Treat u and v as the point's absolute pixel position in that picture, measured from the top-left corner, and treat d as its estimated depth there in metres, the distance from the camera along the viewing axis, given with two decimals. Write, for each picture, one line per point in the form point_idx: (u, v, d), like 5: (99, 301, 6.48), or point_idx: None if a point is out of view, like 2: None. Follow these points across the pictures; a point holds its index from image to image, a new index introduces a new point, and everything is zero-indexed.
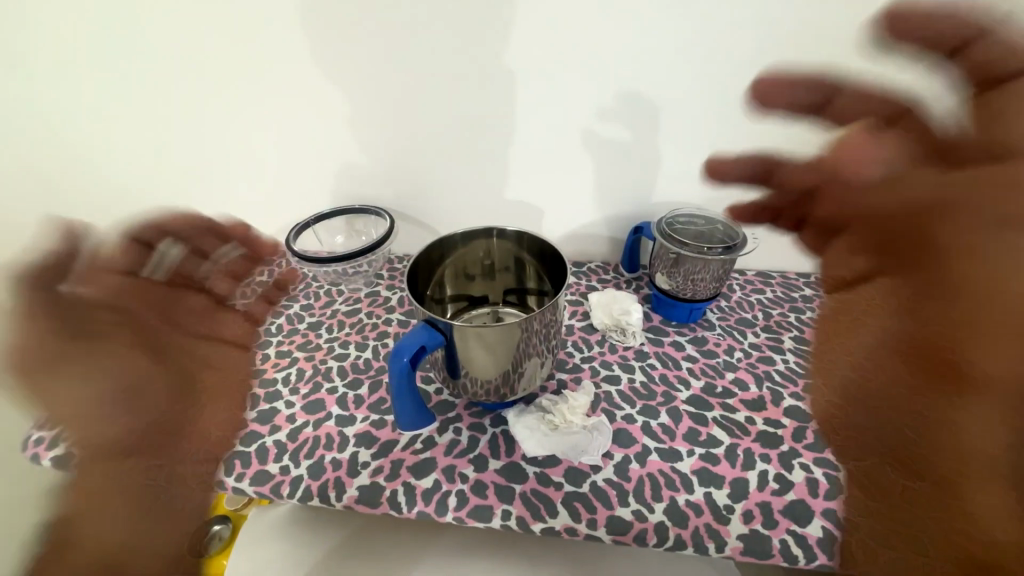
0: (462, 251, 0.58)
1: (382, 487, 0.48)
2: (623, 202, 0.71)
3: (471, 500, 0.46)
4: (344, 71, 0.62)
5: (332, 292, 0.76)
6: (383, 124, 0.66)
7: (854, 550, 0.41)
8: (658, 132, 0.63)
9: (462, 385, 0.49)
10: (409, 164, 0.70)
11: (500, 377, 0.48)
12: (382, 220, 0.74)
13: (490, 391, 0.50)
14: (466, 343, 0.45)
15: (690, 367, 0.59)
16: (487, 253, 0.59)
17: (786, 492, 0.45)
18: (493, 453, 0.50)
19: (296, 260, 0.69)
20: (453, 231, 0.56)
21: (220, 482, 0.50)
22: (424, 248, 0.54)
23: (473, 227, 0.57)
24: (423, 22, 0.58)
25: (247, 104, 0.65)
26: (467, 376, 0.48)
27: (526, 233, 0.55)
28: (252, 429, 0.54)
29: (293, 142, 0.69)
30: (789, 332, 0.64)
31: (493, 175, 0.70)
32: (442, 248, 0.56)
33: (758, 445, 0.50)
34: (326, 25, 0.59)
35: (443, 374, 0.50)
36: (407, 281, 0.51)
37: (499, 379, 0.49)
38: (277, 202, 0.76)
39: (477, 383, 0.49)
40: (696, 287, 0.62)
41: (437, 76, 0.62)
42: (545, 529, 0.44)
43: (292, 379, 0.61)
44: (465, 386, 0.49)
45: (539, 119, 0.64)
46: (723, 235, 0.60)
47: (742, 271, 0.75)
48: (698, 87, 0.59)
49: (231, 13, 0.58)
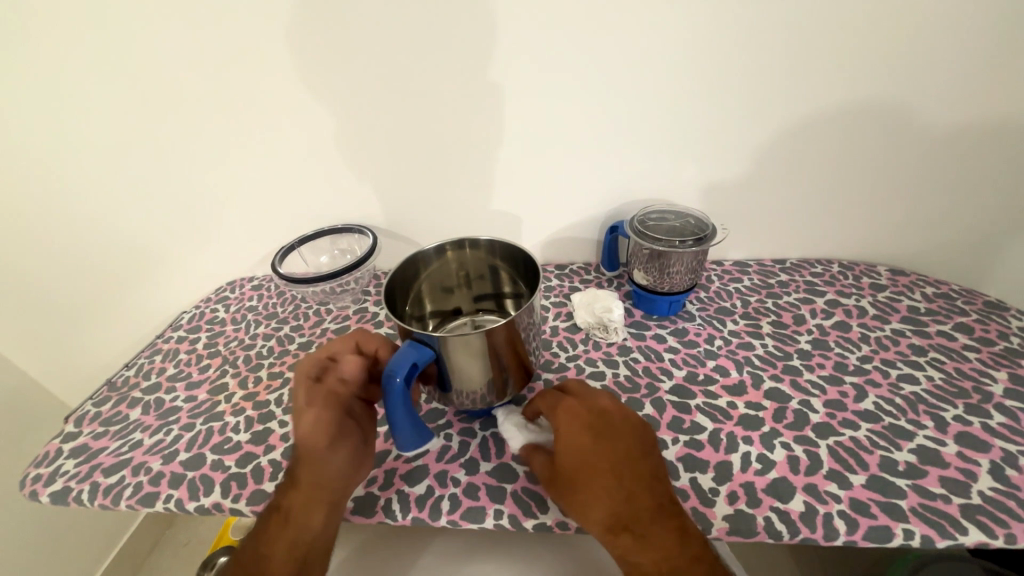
0: (438, 263, 0.59)
1: (377, 496, 0.49)
2: (598, 203, 0.73)
3: (464, 503, 0.47)
4: (330, 94, 0.64)
5: (322, 312, 0.77)
6: (365, 144, 0.69)
7: (837, 522, 0.42)
8: (631, 135, 0.66)
9: (448, 395, 0.50)
10: (396, 182, 0.72)
11: (485, 386, 0.50)
12: (366, 238, 0.75)
13: (475, 400, 0.51)
14: (450, 352, 0.46)
15: (673, 358, 0.61)
16: (462, 264, 0.60)
17: (768, 471, 0.47)
18: (484, 456, 0.52)
19: (284, 282, 0.70)
20: (427, 246, 0.58)
21: (217, 505, 0.51)
22: (400, 265, 0.56)
23: (446, 240, 0.58)
24: (405, 45, 0.60)
25: (238, 133, 0.68)
26: (452, 387, 0.49)
27: (497, 241, 0.57)
28: (247, 451, 0.56)
29: (281, 169, 0.71)
30: (767, 318, 0.66)
31: (471, 185, 0.72)
32: (418, 264, 0.58)
33: (741, 428, 0.51)
34: (302, 50, 0.61)
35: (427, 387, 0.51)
36: (385, 300, 0.52)
37: (484, 387, 0.50)
38: (267, 228, 0.78)
39: (463, 392, 0.50)
40: (672, 281, 0.63)
41: (420, 97, 0.64)
42: (537, 525, 0.45)
43: (285, 400, 0.62)
44: (451, 397, 0.50)
45: (517, 128, 0.66)
46: (695, 228, 0.62)
47: (720, 262, 0.78)
48: (669, 89, 0.62)
49: (222, 49, 0.61)
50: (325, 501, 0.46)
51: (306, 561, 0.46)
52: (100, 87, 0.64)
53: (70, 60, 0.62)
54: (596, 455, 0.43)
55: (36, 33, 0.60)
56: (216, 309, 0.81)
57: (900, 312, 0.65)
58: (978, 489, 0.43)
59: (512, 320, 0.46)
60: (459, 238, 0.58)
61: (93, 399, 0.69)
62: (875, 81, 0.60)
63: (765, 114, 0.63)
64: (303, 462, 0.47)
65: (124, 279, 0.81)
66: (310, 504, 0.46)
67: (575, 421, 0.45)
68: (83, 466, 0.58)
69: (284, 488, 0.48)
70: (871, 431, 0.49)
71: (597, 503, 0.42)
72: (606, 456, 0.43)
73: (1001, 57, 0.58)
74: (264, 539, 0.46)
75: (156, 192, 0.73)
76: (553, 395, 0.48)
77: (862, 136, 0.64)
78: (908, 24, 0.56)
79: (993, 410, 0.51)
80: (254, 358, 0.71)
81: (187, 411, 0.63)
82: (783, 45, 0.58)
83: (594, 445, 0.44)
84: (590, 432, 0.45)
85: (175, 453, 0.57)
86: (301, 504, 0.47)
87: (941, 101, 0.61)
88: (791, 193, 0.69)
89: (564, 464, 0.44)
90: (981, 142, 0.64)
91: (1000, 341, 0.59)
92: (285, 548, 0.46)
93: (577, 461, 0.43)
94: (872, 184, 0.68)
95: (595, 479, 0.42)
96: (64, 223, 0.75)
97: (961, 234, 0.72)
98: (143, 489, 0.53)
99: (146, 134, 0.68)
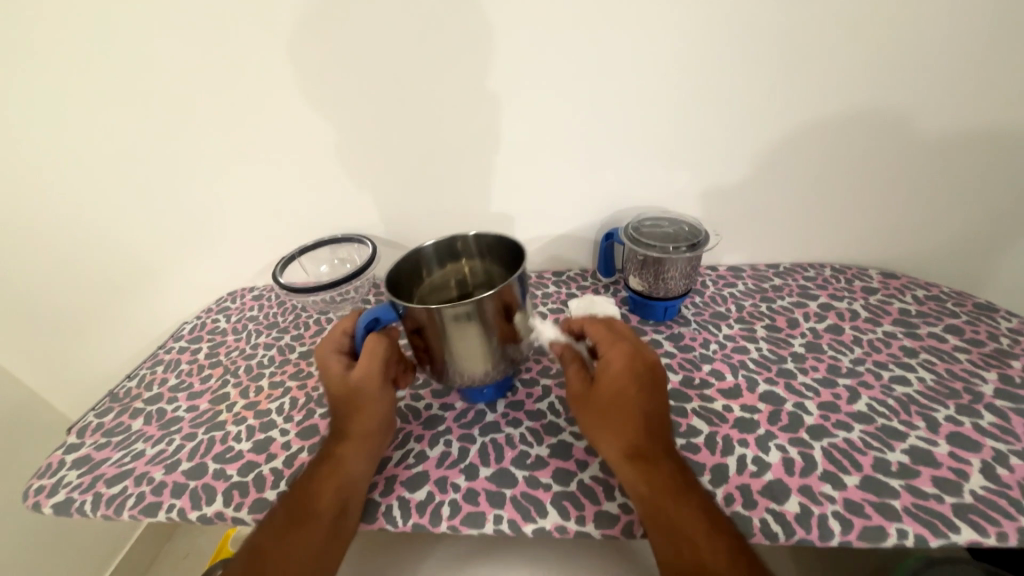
0: (438, 270, 0.60)
1: (378, 503, 0.49)
2: (594, 211, 0.74)
3: (464, 509, 0.48)
4: (330, 108, 0.66)
5: (322, 321, 0.78)
6: (364, 156, 0.70)
7: (831, 522, 0.43)
8: (624, 143, 0.67)
9: (449, 373, 0.50)
10: (395, 193, 0.74)
11: (484, 358, 0.50)
12: (365, 247, 0.77)
13: (475, 375, 0.51)
14: (444, 325, 0.46)
15: (669, 362, 0.62)
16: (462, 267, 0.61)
17: (764, 473, 0.47)
18: (484, 461, 0.52)
19: (284, 292, 0.71)
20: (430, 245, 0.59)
21: (219, 514, 0.51)
22: (403, 260, 0.57)
23: (447, 239, 0.59)
24: (404, 59, 0.62)
25: (240, 146, 0.70)
26: (451, 363, 0.49)
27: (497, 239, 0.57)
28: (249, 460, 0.56)
29: (282, 181, 0.73)
30: (761, 322, 0.67)
31: (469, 194, 0.73)
32: (421, 261, 0.58)
33: (736, 431, 0.52)
34: (305, 65, 0.63)
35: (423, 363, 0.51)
36: (388, 287, 0.52)
37: (484, 360, 0.50)
38: (268, 238, 0.79)
39: (463, 368, 0.50)
40: (667, 286, 0.64)
41: (418, 110, 0.66)
42: (536, 530, 0.46)
43: (286, 408, 0.63)
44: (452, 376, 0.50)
45: (513, 139, 0.68)
46: (688, 234, 0.63)
47: (715, 267, 0.79)
48: (660, 99, 0.64)
49: (226, 66, 0.63)
50: (372, 448, 0.50)
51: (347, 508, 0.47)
52: (108, 104, 0.66)
53: (79, 77, 0.64)
54: (638, 398, 0.45)
55: (48, 52, 0.62)
56: (218, 319, 0.82)
57: (892, 315, 0.66)
58: (970, 488, 0.44)
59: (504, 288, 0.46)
60: (444, 240, 0.59)
61: (95, 410, 0.69)
62: (860, 90, 0.62)
63: (755, 122, 0.64)
64: (359, 400, 0.50)
65: (125, 290, 0.82)
66: (344, 464, 0.48)
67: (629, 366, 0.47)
68: (86, 477, 0.58)
69: (335, 438, 0.50)
70: (865, 432, 0.50)
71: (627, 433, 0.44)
72: (646, 402, 0.45)
73: (983, 67, 0.59)
74: (313, 479, 0.48)
75: (160, 205, 0.75)
76: (612, 336, 0.50)
77: (849, 143, 0.66)
78: (892, 35, 0.58)
79: (984, 410, 0.51)
80: (254, 367, 0.71)
81: (189, 421, 0.64)
82: (772, 56, 0.60)
83: (638, 389, 0.45)
84: (640, 376, 0.46)
85: (177, 463, 0.58)
86: (354, 448, 0.49)
87: (925, 110, 0.63)
88: (782, 199, 0.71)
89: (606, 395, 0.46)
90: (968, 148, 0.65)
91: (990, 342, 0.60)
92: (331, 489, 0.47)
93: (618, 396, 0.45)
94: (862, 189, 0.69)
95: (632, 409, 0.45)
96: (70, 235, 0.77)
97: (951, 237, 0.73)
98: (146, 499, 0.54)
99: (148, 148, 0.70)
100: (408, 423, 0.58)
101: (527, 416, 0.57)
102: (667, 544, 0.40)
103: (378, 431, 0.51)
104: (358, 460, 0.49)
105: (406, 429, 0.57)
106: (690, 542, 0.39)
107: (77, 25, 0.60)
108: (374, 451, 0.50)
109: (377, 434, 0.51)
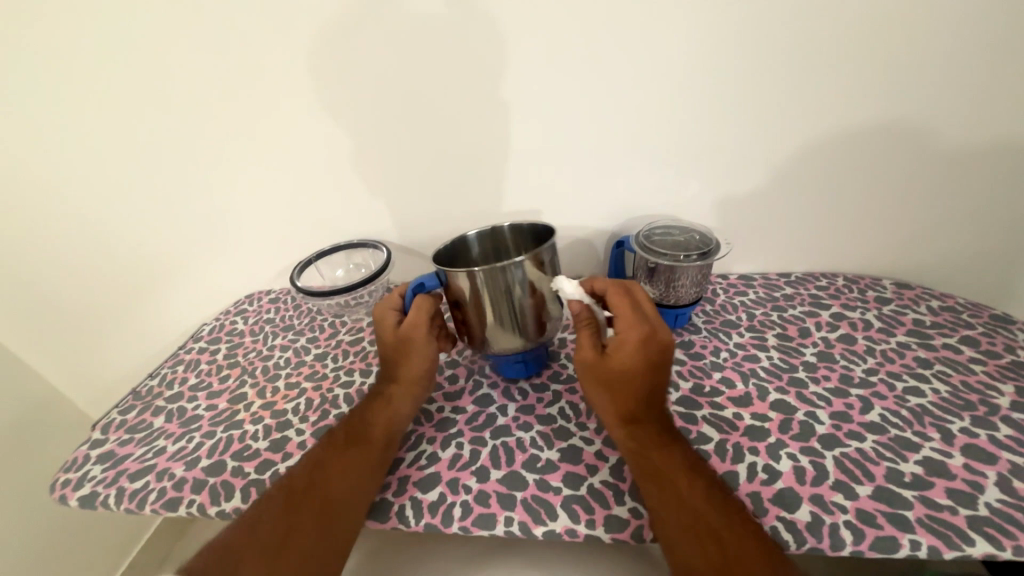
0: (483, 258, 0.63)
1: (391, 503, 0.50)
2: (605, 219, 0.75)
3: (475, 510, 0.48)
4: (348, 118, 0.68)
5: (337, 324, 0.80)
6: (380, 164, 0.72)
7: (843, 532, 0.43)
8: (636, 153, 0.68)
9: (492, 342, 0.55)
10: (410, 200, 0.75)
11: (522, 326, 0.54)
12: (380, 252, 0.78)
13: (515, 342, 0.55)
14: (479, 292, 0.51)
15: (679, 370, 0.62)
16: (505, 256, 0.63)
17: (774, 481, 0.47)
18: (495, 464, 0.53)
19: (301, 295, 0.73)
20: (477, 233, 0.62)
21: (237, 510, 0.52)
22: (453, 243, 0.61)
23: (495, 229, 0.62)
24: (420, 71, 0.64)
25: (261, 154, 0.72)
26: (491, 332, 0.54)
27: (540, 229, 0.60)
28: (266, 458, 0.58)
29: (300, 187, 0.75)
30: (772, 330, 0.67)
31: (482, 202, 0.75)
32: (469, 247, 0.62)
33: (747, 439, 0.52)
34: (325, 77, 0.65)
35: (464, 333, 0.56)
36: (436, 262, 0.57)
37: (522, 329, 0.54)
38: (286, 243, 0.82)
39: (503, 336, 0.54)
40: (678, 293, 0.65)
41: (433, 120, 0.68)
42: (547, 532, 0.46)
43: (302, 408, 0.64)
44: (494, 345, 0.55)
45: (526, 148, 0.69)
46: (699, 243, 0.63)
47: (726, 276, 0.79)
48: (670, 110, 0.64)
49: (249, 78, 0.65)
50: (416, 394, 0.56)
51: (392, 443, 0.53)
52: (137, 113, 0.69)
53: (112, 88, 0.67)
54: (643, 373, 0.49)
55: (83, 65, 0.65)
56: (235, 321, 0.84)
57: (905, 325, 0.66)
58: (985, 500, 0.44)
59: (535, 258, 0.50)
60: (490, 227, 0.62)
61: (118, 408, 0.72)
62: (873, 102, 0.62)
63: (766, 133, 0.65)
64: (407, 349, 0.55)
65: (148, 291, 0.86)
66: (395, 403, 0.55)
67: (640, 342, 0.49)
68: (110, 472, 0.60)
69: (385, 383, 0.57)
70: (877, 443, 0.50)
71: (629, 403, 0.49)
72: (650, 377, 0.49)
73: (998, 79, 0.59)
74: (366, 415, 0.54)
75: (183, 210, 0.78)
76: (627, 309, 0.52)
77: (861, 153, 0.66)
78: (906, 47, 0.58)
79: (1000, 422, 0.51)
80: (271, 368, 0.73)
81: (208, 419, 0.66)
82: (784, 68, 0.60)
83: (644, 365, 0.49)
84: (650, 354, 0.49)
85: (197, 460, 0.59)
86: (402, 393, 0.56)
87: (939, 121, 0.63)
88: (793, 208, 0.71)
89: (615, 367, 0.49)
90: (983, 160, 0.65)
91: (1007, 354, 0.60)
92: (382, 426, 0.53)
93: (626, 371, 0.48)
94: (874, 199, 0.69)
95: (637, 383, 0.49)
96: (100, 239, 0.80)
97: (966, 248, 0.72)
98: (167, 494, 0.55)
99: (173, 156, 0.72)
100: (420, 425, 0.59)
101: (538, 420, 0.58)
102: (660, 505, 0.43)
103: (422, 378, 0.56)
104: (404, 404, 0.55)
105: (418, 431, 0.58)
106: (682, 502, 0.43)
107: (110, 39, 0.63)
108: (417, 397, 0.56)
109: (421, 382, 0.56)
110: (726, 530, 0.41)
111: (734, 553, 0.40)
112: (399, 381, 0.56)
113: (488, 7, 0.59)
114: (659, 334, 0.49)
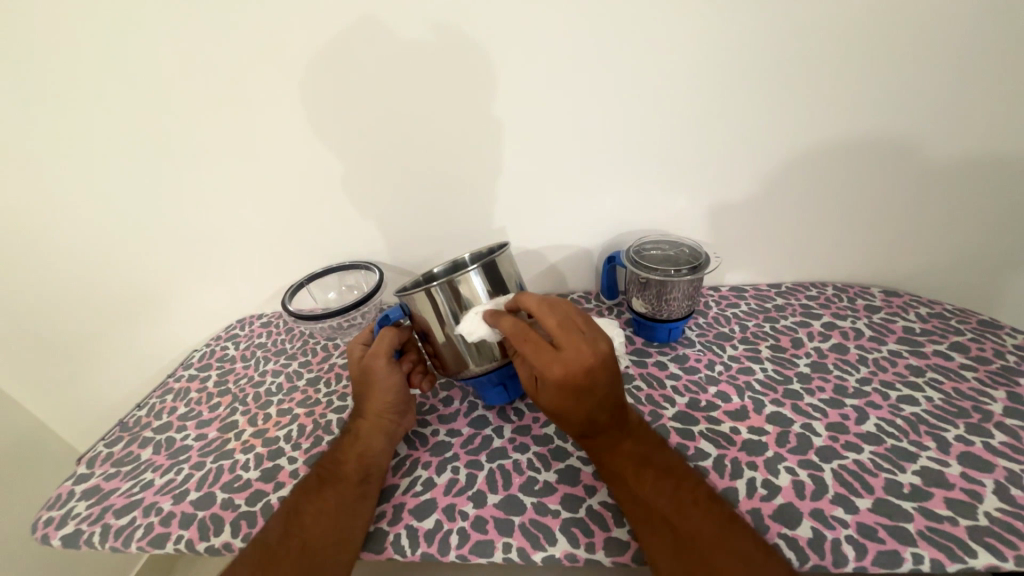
0: None
1: (386, 532, 0.49)
2: (596, 235, 0.76)
3: (473, 537, 0.47)
4: (339, 141, 0.68)
5: (330, 347, 0.79)
6: (370, 185, 0.72)
7: (845, 547, 0.42)
8: (623, 170, 0.69)
9: (472, 364, 0.54)
10: (400, 219, 0.76)
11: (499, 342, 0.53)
12: (372, 273, 0.78)
13: (495, 360, 0.54)
14: (442, 311, 0.51)
15: (674, 385, 0.62)
16: None
17: (774, 497, 0.47)
18: (492, 488, 0.52)
19: (293, 319, 0.71)
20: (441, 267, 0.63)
21: (227, 545, 0.51)
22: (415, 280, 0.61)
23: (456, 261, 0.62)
24: (409, 93, 0.64)
25: (250, 178, 0.72)
26: (468, 353, 0.53)
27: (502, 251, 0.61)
28: (257, 489, 0.56)
29: (290, 210, 0.75)
30: (765, 342, 0.67)
31: (473, 221, 0.75)
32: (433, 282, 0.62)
33: (745, 454, 0.52)
34: (315, 106, 0.65)
35: (438, 362, 0.56)
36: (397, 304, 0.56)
37: (499, 345, 0.53)
38: (277, 265, 0.82)
39: (480, 356, 0.53)
40: (670, 307, 0.65)
41: (422, 141, 0.68)
42: (546, 558, 0.45)
43: (294, 435, 0.63)
44: (475, 368, 0.54)
45: (515, 166, 0.70)
46: (689, 256, 0.64)
47: (717, 288, 0.80)
48: (656, 126, 0.65)
49: (236, 103, 0.65)
50: (387, 427, 0.56)
51: (369, 479, 0.52)
52: (128, 145, 0.69)
53: (101, 121, 0.67)
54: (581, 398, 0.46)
55: (72, 98, 0.65)
56: (227, 346, 0.84)
57: (896, 333, 0.66)
58: (985, 510, 0.43)
59: (487, 265, 0.52)
60: (452, 260, 0.63)
61: (104, 439, 0.70)
62: (854, 116, 0.63)
63: (751, 148, 0.66)
64: (370, 382, 0.55)
65: (137, 316, 0.85)
66: (365, 438, 0.54)
67: (560, 374, 0.45)
68: (95, 508, 0.58)
69: (354, 416, 0.57)
70: (875, 454, 0.50)
71: (583, 422, 0.48)
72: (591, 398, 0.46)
73: (976, 91, 0.60)
74: (339, 451, 0.54)
75: (172, 235, 0.77)
76: (538, 338, 0.47)
77: (844, 165, 0.67)
78: (884, 64, 0.59)
79: (994, 429, 0.51)
80: (263, 395, 0.72)
81: (198, 450, 0.64)
82: (765, 86, 0.62)
83: (577, 391, 0.46)
84: (575, 381, 0.45)
85: (186, 493, 0.58)
86: (370, 426, 0.55)
87: (918, 134, 0.64)
88: (780, 220, 0.72)
89: (552, 400, 0.47)
90: (962, 170, 0.66)
91: (996, 359, 0.60)
92: (356, 459, 0.53)
93: (563, 400, 0.47)
94: (858, 210, 0.71)
95: (581, 408, 0.47)
96: (89, 266, 0.80)
97: (951, 255, 0.74)
98: (154, 530, 0.54)
99: (163, 183, 0.72)
100: (415, 450, 0.58)
101: (534, 441, 0.57)
102: (635, 512, 0.44)
103: (390, 412, 0.56)
104: (374, 439, 0.54)
105: (413, 456, 0.57)
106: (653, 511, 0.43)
107: (98, 74, 0.64)
108: (389, 430, 0.56)
109: (390, 415, 0.56)
110: (706, 534, 0.40)
111: (713, 557, 0.39)
112: (366, 414, 0.55)
113: (474, 36, 0.60)
114: (575, 358, 0.45)
